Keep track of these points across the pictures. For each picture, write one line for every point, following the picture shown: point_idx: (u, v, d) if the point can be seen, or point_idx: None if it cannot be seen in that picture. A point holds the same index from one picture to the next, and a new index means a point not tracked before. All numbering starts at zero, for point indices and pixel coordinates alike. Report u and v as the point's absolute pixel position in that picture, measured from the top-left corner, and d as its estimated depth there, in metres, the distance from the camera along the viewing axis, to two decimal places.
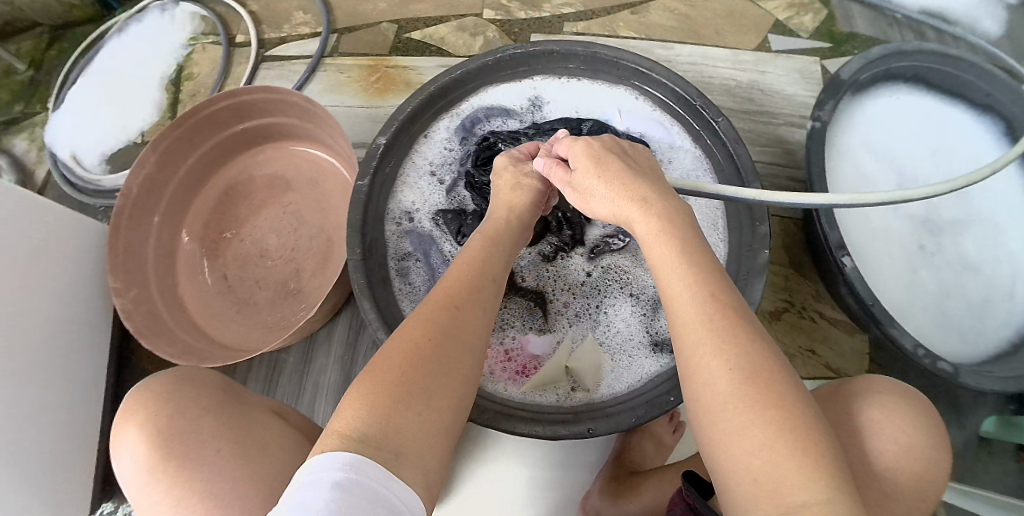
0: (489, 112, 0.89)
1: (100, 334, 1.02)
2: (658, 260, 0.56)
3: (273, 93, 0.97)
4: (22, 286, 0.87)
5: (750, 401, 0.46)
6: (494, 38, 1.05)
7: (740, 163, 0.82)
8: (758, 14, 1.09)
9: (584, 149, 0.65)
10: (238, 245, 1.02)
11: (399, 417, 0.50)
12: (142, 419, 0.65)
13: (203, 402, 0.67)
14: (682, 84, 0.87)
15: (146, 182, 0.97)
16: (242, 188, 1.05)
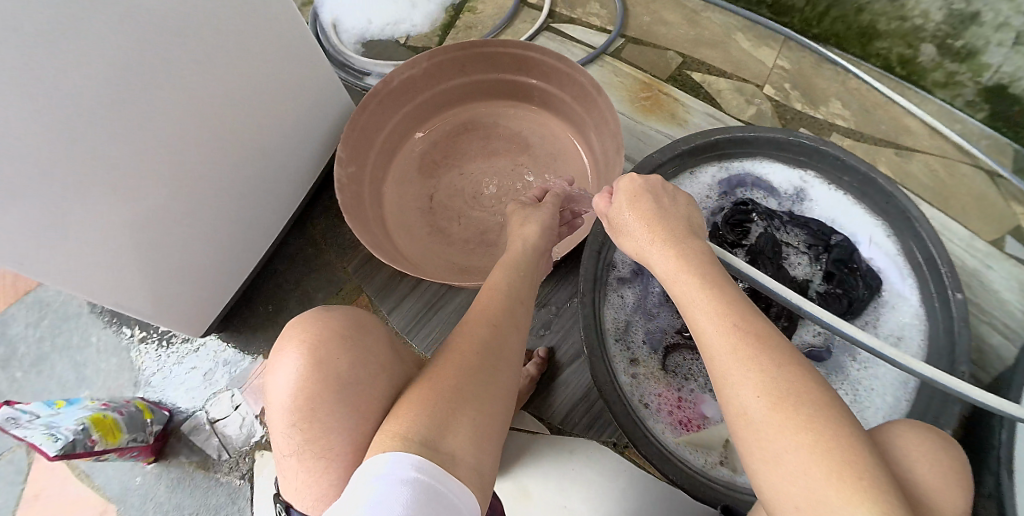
0: (756, 182, 0.92)
1: (289, 195, 1.07)
2: (679, 292, 0.57)
3: (562, 64, 0.97)
4: (262, 132, 0.92)
5: (794, 431, 0.47)
6: (766, 114, 1.10)
7: (957, 342, 0.80)
8: (1004, 211, 1.05)
9: (629, 193, 0.67)
10: (456, 178, 1.05)
11: (453, 418, 0.58)
12: (313, 346, 0.65)
13: (351, 341, 0.66)
14: (940, 246, 0.83)
15: (403, 85, 1.01)
16: (483, 131, 1.08)
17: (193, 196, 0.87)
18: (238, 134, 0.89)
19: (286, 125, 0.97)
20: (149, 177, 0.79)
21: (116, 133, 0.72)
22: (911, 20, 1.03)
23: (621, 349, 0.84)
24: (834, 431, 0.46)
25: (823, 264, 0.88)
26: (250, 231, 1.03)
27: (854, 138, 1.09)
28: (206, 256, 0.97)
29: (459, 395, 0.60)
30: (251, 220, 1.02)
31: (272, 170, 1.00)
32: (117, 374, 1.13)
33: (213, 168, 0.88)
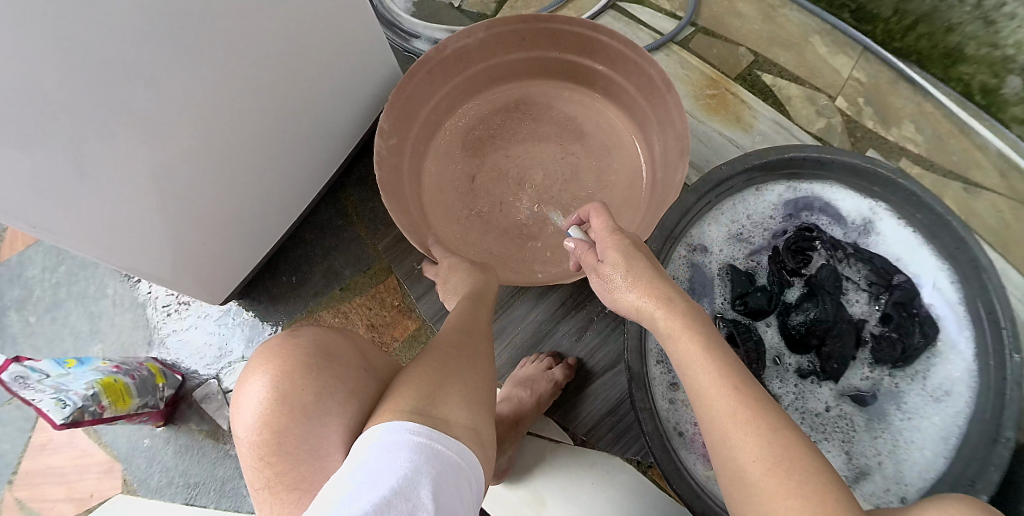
0: (824, 207, 0.88)
1: (320, 163, 1.02)
2: (684, 350, 0.56)
3: (632, 52, 0.90)
4: (292, 99, 0.87)
5: (785, 496, 0.45)
6: (835, 128, 1.05)
7: (1007, 405, 0.76)
8: None
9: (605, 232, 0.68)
10: (495, 159, 1.00)
11: (439, 394, 0.58)
12: (281, 380, 0.63)
13: (314, 360, 0.65)
14: (1006, 301, 0.77)
15: (458, 55, 0.94)
16: (532, 112, 1.02)
17: (223, 156, 0.83)
18: (276, 93, 0.84)
19: (327, 87, 0.92)
20: (180, 131, 0.74)
21: (150, 80, 0.67)
22: (1003, 48, 0.95)
23: (662, 371, 0.81)
24: (829, 498, 0.44)
25: (881, 304, 0.85)
26: (282, 196, 0.99)
27: (924, 167, 1.03)
28: (233, 220, 0.93)
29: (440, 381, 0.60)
30: (280, 188, 0.97)
31: (309, 135, 0.95)
32: (130, 332, 1.15)
33: (246, 128, 0.83)
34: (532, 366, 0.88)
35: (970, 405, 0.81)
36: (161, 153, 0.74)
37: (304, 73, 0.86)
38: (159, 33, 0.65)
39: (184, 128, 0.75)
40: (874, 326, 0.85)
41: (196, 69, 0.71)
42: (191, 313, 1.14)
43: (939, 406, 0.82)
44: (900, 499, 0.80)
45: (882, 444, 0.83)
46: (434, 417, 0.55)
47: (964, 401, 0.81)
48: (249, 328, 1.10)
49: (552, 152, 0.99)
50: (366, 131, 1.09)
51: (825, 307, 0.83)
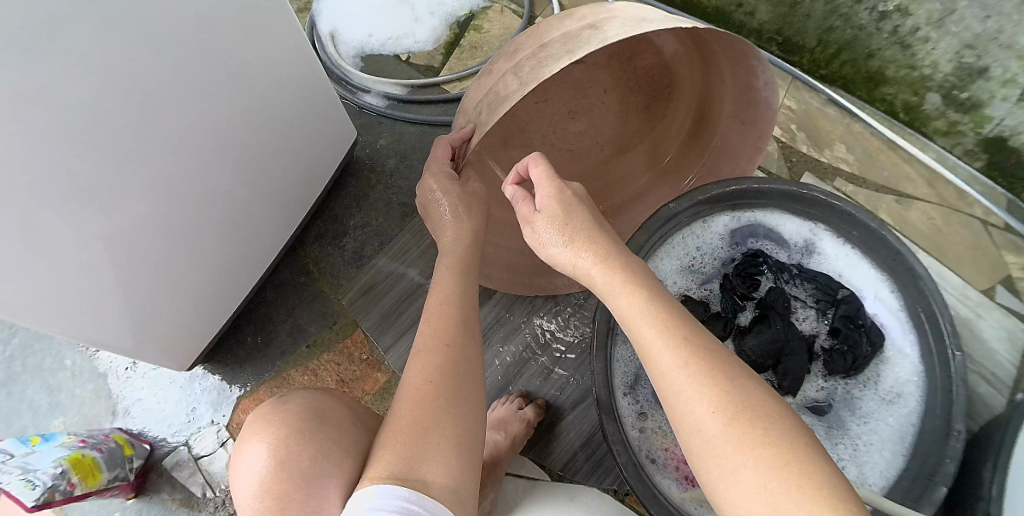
0: (767, 232, 0.94)
1: (280, 215, 1.02)
2: (626, 306, 0.57)
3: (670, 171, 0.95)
4: (242, 154, 0.87)
5: (750, 444, 0.46)
6: (773, 155, 1.15)
7: (955, 399, 0.80)
8: (996, 259, 1.07)
9: (547, 177, 0.64)
10: (586, 83, 0.87)
11: (422, 450, 0.54)
12: (277, 444, 0.61)
13: (305, 421, 0.63)
14: (942, 303, 0.83)
15: (752, 88, 0.74)
16: (670, 71, 0.88)
17: (185, 213, 0.82)
18: (235, 150, 0.85)
19: (285, 140, 0.94)
20: (142, 195, 0.74)
21: (113, 151, 0.67)
22: (920, 69, 1.02)
23: (630, 403, 0.84)
24: (795, 443, 0.46)
25: (829, 319, 0.90)
26: (244, 253, 0.99)
27: (856, 184, 1.11)
28: (197, 279, 0.92)
29: (429, 423, 0.56)
30: (238, 242, 0.96)
31: (268, 190, 0.96)
32: (93, 403, 1.13)
33: (209, 187, 0.84)
34: (504, 407, 0.89)
35: (921, 402, 0.86)
36: (124, 216, 0.73)
37: (261, 130, 0.88)
38: (119, 102, 0.65)
39: (141, 192, 0.74)
40: (824, 340, 0.90)
41: (157, 135, 0.72)
42: (158, 379, 1.13)
43: (891, 408, 0.87)
44: None
45: (843, 449, 0.87)
46: (416, 474, 0.53)
47: (915, 400, 0.86)
48: (216, 393, 1.09)
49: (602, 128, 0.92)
50: (325, 185, 1.10)
51: (780, 327, 0.85)
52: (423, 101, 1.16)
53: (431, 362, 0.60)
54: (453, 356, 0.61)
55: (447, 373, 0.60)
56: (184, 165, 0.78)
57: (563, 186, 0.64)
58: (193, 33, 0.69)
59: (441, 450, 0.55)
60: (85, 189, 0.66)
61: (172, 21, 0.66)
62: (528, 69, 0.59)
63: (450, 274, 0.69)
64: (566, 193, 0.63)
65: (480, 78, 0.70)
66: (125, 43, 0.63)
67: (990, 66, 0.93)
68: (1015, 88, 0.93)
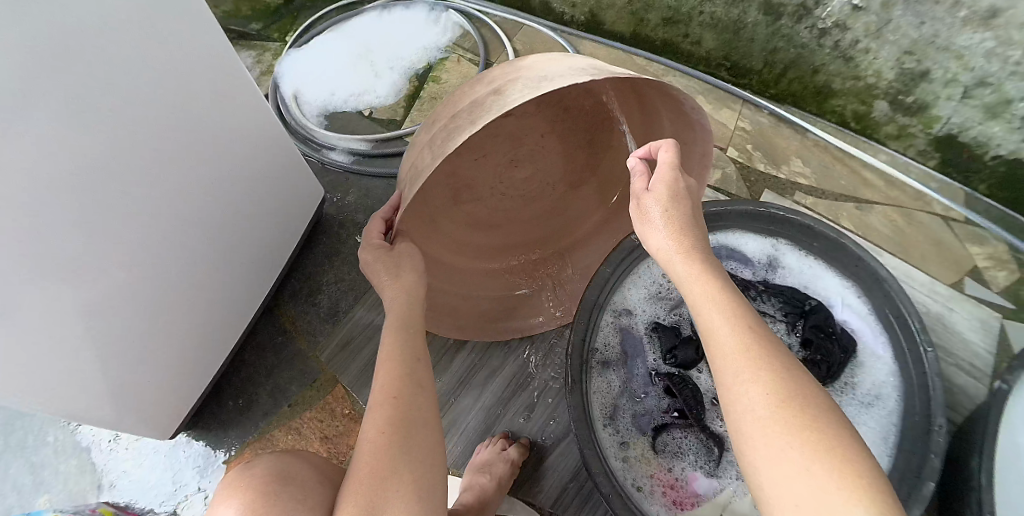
0: (730, 252, 0.96)
1: (253, 276, 1.02)
2: (700, 293, 0.57)
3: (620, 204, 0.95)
4: (209, 220, 0.87)
5: (800, 429, 0.47)
6: (732, 176, 1.16)
7: (931, 395, 0.81)
8: (961, 253, 1.09)
9: (673, 163, 0.62)
10: (520, 132, 0.86)
11: (382, 498, 0.55)
12: (240, 509, 0.60)
13: (271, 485, 0.63)
14: (908, 303, 0.84)
15: (684, 118, 0.72)
16: (605, 107, 0.86)
17: (154, 283, 0.82)
18: (203, 216, 0.86)
19: (254, 200, 0.94)
20: (110, 270, 0.74)
21: (75, 231, 0.67)
22: (865, 78, 1.05)
23: (611, 433, 0.84)
24: (837, 431, 0.47)
25: (799, 331, 0.91)
26: (220, 316, 0.99)
27: (817, 196, 1.13)
28: (172, 347, 0.91)
29: (387, 471, 0.57)
30: (211, 306, 0.96)
31: (239, 251, 0.97)
32: (77, 478, 1.11)
33: (179, 255, 0.84)
34: (487, 449, 0.90)
35: (900, 403, 0.87)
36: (92, 293, 0.73)
37: (228, 194, 0.89)
38: (79, 181, 0.66)
39: (107, 268, 0.73)
40: (796, 353, 0.90)
41: (119, 210, 0.72)
42: (142, 449, 1.12)
43: (871, 412, 0.88)
44: None
45: None
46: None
47: (893, 401, 0.88)
48: (201, 457, 1.08)
49: (548, 169, 0.92)
50: (296, 242, 1.11)
51: None
52: (389, 154, 1.17)
53: (383, 414, 0.60)
54: (403, 406, 0.62)
55: (399, 422, 0.60)
56: (153, 235, 0.78)
57: (679, 177, 0.62)
58: (151, 108, 0.71)
59: (402, 497, 0.55)
60: (49, 271, 0.66)
61: (129, 100, 0.67)
62: (441, 140, 0.61)
63: (402, 328, 0.69)
64: (680, 185, 0.62)
65: (414, 144, 0.70)
66: (81, 127, 0.63)
67: (930, 70, 0.97)
68: (957, 87, 0.96)
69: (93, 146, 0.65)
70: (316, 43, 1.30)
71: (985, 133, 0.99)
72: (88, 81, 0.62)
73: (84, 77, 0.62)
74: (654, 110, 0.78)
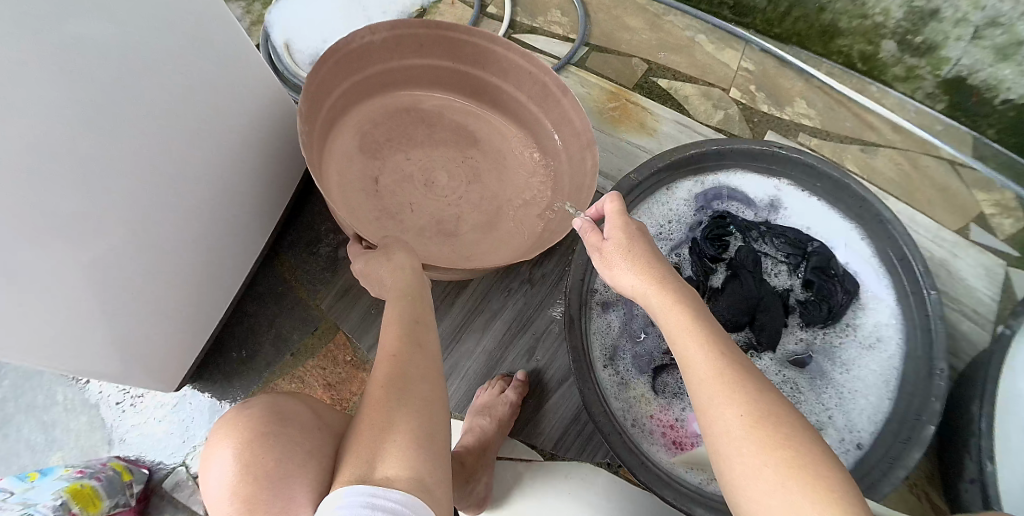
0: (732, 193, 0.92)
1: (248, 229, 1.02)
2: (669, 323, 0.57)
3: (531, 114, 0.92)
4: (206, 173, 0.86)
5: (774, 448, 0.47)
6: (734, 118, 1.10)
7: (933, 338, 0.83)
8: (967, 200, 1.08)
9: (618, 209, 0.64)
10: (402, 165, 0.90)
11: (381, 448, 0.54)
12: (242, 448, 0.60)
13: (269, 417, 0.63)
14: (913, 246, 0.84)
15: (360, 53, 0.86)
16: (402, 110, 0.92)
17: (156, 238, 0.82)
18: (205, 171, 0.86)
19: (251, 152, 0.94)
20: (110, 224, 0.74)
21: (77, 180, 0.67)
22: (872, 17, 1.02)
23: (611, 375, 0.82)
24: (808, 448, 0.47)
25: (801, 273, 0.89)
26: (220, 271, 0.99)
27: (821, 137, 1.11)
28: (172, 302, 0.91)
29: (384, 422, 0.56)
30: (210, 261, 0.95)
31: (237, 207, 0.96)
32: (88, 435, 1.13)
33: (180, 208, 0.84)
34: (490, 393, 0.91)
35: (901, 345, 0.88)
36: (95, 246, 0.73)
37: (228, 144, 0.88)
38: (85, 133, 0.66)
39: (105, 221, 0.73)
40: (799, 294, 0.90)
41: (117, 160, 0.71)
42: (148, 406, 1.13)
43: (873, 354, 0.89)
44: (856, 446, 0.85)
45: (830, 398, 0.87)
46: (376, 473, 0.52)
47: (894, 343, 0.88)
48: (209, 410, 1.10)
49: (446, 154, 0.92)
50: (293, 193, 1.10)
51: (752, 284, 0.84)
52: None
53: (383, 370, 0.60)
54: (401, 362, 0.61)
55: (398, 377, 0.59)
56: (153, 189, 0.78)
57: (630, 220, 0.64)
58: (146, 55, 0.69)
59: (399, 447, 0.54)
60: (50, 221, 0.66)
61: (125, 46, 0.66)
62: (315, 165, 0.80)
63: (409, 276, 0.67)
64: (635, 225, 0.63)
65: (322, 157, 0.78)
66: (76, 73, 0.62)
67: (941, 8, 0.94)
68: (967, 27, 0.94)
69: (95, 96, 0.65)
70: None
71: (995, 76, 0.98)
72: (88, 26, 0.62)
73: (85, 24, 0.61)
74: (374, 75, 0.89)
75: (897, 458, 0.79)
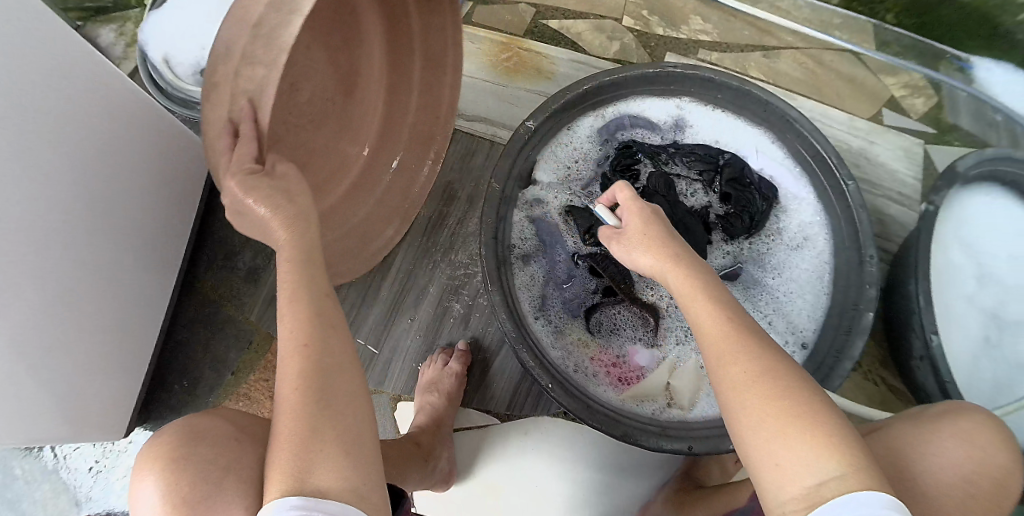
0: (635, 121, 0.90)
1: (164, 258, 0.97)
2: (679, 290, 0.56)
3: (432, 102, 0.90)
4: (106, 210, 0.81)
5: (777, 397, 0.46)
6: (631, 46, 1.09)
7: (859, 228, 0.83)
8: (875, 87, 1.09)
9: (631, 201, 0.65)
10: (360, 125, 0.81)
11: (310, 457, 0.46)
12: (164, 480, 0.56)
13: (178, 440, 0.58)
14: (821, 140, 0.85)
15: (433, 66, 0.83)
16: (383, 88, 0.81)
17: (70, 288, 0.78)
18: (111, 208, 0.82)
19: (149, 179, 0.90)
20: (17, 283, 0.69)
21: None
22: None
23: (545, 326, 0.82)
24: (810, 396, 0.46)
25: (717, 188, 0.88)
26: (144, 307, 0.95)
27: (720, 51, 1.10)
28: (103, 349, 0.87)
29: (306, 430, 0.47)
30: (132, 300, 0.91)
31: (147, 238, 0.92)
32: (54, 500, 1.09)
33: (98, 254, 0.82)
34: (438, 369, 0.89)
35: (828, 239, 0.88)
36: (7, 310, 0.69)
37: (129, 177, 0.85)
38: None
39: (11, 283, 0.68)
40: (718, 209, 0.89)
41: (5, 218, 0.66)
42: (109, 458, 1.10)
43: (802, 253, 0.89)
44: (801, 346, 0.86)
45: (766, 304, 0.88)
46: None
47: (822, 238, 0.88)
48: None
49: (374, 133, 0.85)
50: (197, 210, 1.06)
51: (666, 208, 0.83)
52: None
53: (300, 370, 0.50)
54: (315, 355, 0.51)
55: (317, 377, 0.50)
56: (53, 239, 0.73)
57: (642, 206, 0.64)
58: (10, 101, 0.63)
59: (329, 453, 0.47)
60: None
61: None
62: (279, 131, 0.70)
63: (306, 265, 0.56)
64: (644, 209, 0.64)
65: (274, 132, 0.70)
66: None
67: None
68: None
69: None
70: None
71: None
72: None
73: None
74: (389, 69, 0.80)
75: (843, 351, 0.80)
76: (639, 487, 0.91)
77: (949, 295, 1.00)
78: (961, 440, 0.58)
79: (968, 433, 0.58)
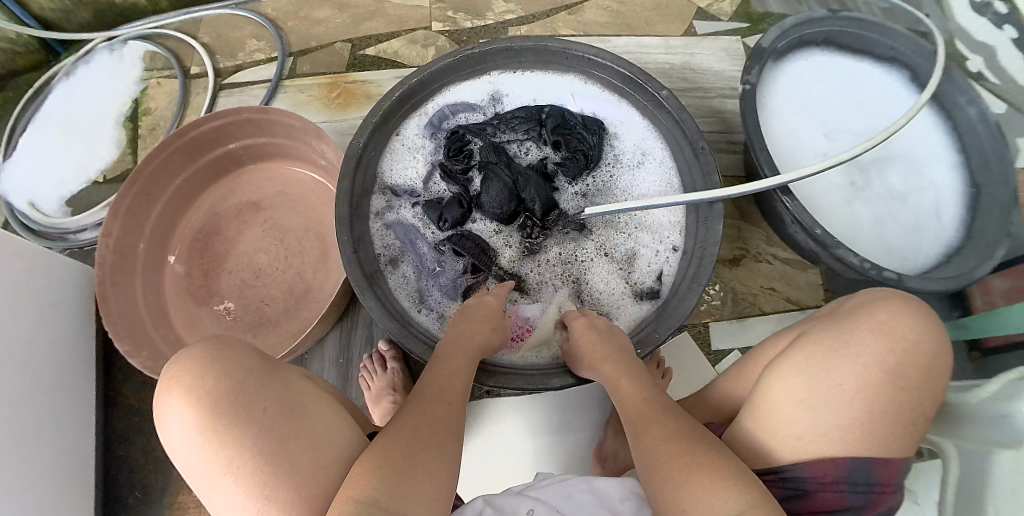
0: (453, 108, 0.95)
1: (82, 369, 0.97)
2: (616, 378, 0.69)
3: (271, 177, 1.08)
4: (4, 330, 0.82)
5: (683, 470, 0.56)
6: (446, 47, 1.17)
7: (684, 128, 0.87)
8: (681, 8, 1.17)
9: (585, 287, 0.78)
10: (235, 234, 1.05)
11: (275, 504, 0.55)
12: (192, 401, 0.57)
13: (213, 365, 0.59)
14: (623, 63, 0.90)
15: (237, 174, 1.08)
16: (237, 192, 1.08)
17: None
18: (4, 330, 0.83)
19: (46, 296, 0.92)
20: None
21: None
22: None
23: (430, 315, 0.85)
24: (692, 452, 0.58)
25: (546, 139, 0.93)
26: (77, 421, 0.94)
27: (528, 23, 1.18)
28: (46, 468, 0.86)
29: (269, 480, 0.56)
30: (63, 416, 0.91)
31: (57, 345, 0.92)
32: None
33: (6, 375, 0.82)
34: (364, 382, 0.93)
35: (666, 148, 0.93)
36: None
37: (19, 293, 0.85)
38: None
39: None
40: (555, 157, 0.93)
41: None
42: None
43: (648, 168, 0.93)
44: (674, 249, 0.87)
45: (626, 225, 0.89)
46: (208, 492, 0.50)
47: (660, 149, 0.93)
48: None
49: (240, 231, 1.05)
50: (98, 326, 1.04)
51: (502, 174, 0.87)
52: None
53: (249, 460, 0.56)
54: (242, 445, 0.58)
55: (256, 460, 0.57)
56: None
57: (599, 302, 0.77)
58: None
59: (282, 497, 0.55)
60: None
61: None
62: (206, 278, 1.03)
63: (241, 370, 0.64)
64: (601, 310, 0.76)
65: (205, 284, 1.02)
66: None
67: None
68: None
69: None
70: (42, 111, 1.19)
71: None
72: None
73: None
74: (204, 186, 1.07)
75: (708, 239, 0.80)
76: (586, 437, 0.94)
77: (804, 158, 0.99)
78: (879, 333, 0.58)
79: (882, 323, 0.59)
